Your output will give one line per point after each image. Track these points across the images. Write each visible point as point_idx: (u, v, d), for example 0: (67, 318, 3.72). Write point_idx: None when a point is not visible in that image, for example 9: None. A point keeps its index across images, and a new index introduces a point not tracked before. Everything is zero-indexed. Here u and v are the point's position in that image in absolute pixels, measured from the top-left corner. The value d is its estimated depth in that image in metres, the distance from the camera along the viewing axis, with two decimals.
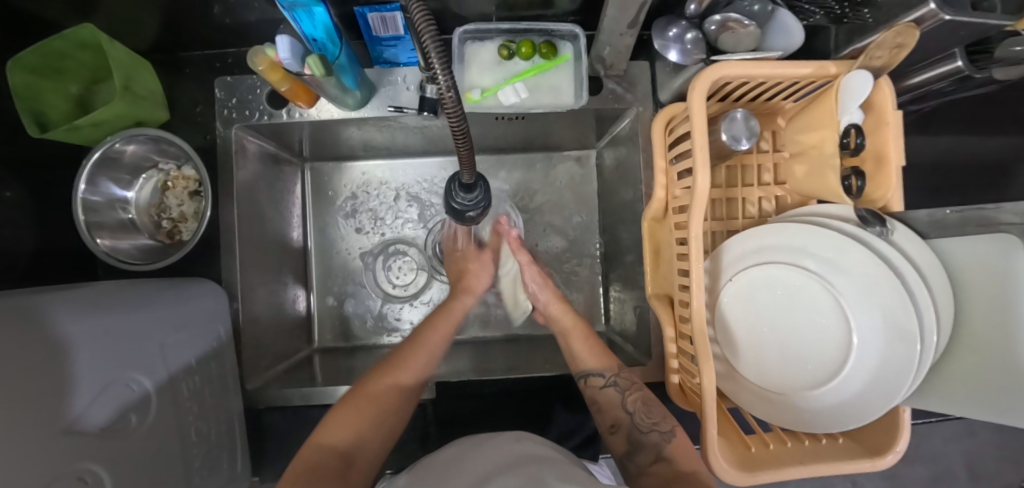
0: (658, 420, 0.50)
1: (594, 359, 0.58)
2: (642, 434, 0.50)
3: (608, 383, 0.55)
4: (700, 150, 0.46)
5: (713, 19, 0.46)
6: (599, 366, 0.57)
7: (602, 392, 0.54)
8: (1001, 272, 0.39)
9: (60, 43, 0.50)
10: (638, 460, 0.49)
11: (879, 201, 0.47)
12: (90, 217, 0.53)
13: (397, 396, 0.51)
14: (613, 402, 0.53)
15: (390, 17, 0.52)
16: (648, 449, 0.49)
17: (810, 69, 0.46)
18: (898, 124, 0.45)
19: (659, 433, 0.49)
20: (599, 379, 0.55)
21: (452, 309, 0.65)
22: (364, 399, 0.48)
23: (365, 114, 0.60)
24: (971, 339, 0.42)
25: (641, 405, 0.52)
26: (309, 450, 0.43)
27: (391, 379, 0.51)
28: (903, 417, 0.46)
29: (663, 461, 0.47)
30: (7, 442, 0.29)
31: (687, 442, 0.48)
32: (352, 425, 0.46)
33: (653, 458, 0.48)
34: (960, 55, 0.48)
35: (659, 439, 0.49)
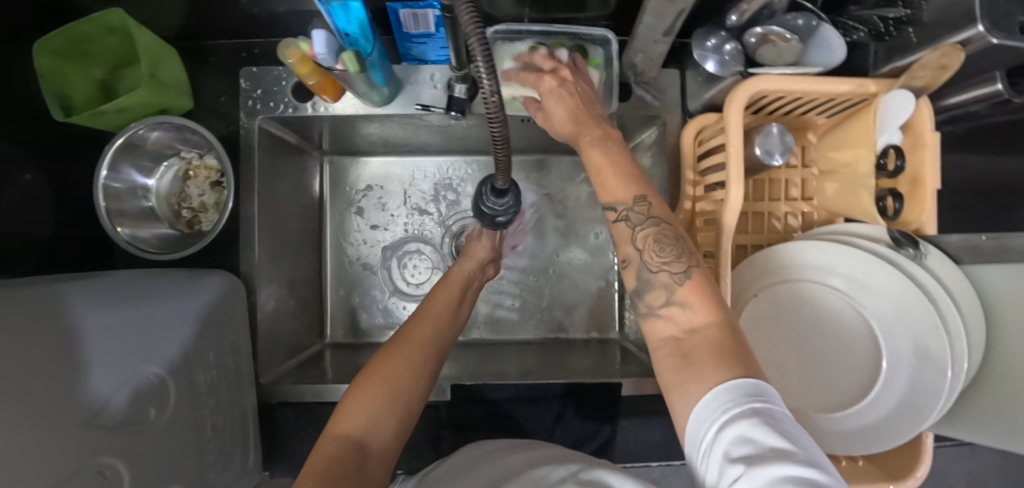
0: (671, 258, 0.38)
1: (621, 188, 0.42)
2: (650, 271, 0.39)
3: (620, 217, 0.42)
4: (733, 163, 0.45)
5: (754, 31, 0.46)
6: (611, 199, 0.42)
7: (613, 228, 0.43)
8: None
9: (87, 26, 0.49)
10: (648, 298, 0.39)
11: (913, 223, 0.46)
12: (111, 205, 0.53)
13: (409, 369, 0.46)
14: (625, 237, 0.41)
15: (422, 14, 0.51)
16: (654, 284, 0.38)
17: (849, 86, 0.45)
18: (937, 146, 0.44)
19: (670, 272, 0.38)
20: (611, 213, 0.43)
21: (452, 281, 0.61)
22: (372, 380, 0.44)
23: (391, 110, 0.59)
24: (1001, 370, 0.42)
25: (656, 241, 0.40)
26: (326, 441, 0.39)
27: (405, 355, 0.47)
28: (926, 442, 0.45)
29: (674, 305, 0.37)
30: (25, 437, 0.29)
31: (702, 281, 0.37)
32: (367, 407, 0.41)
33: (662, 300, 0.37)
34: (1001, 78, 0.46)
35: (668, 282, 0.38)
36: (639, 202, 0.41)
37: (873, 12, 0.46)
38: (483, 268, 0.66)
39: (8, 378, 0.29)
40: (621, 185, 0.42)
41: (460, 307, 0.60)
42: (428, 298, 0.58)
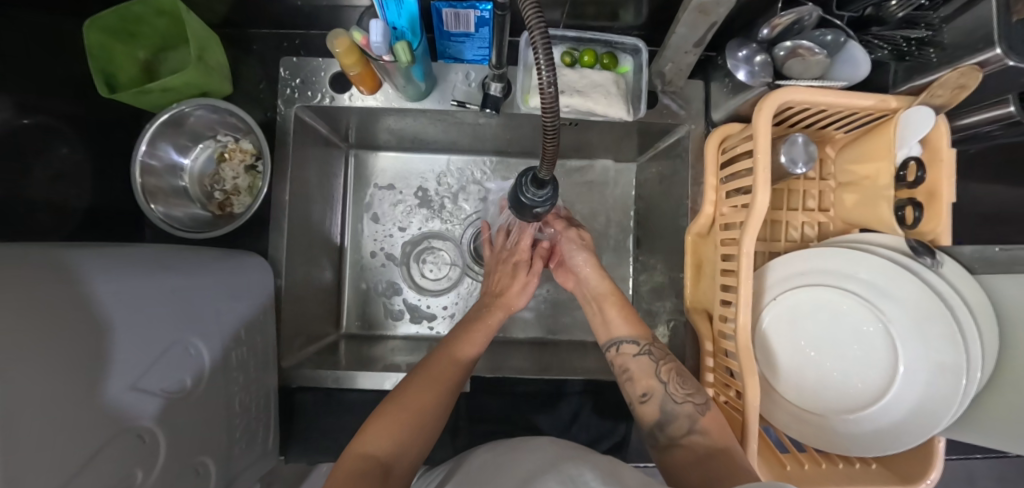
0: (692, 392, 0.49)
1: (626, 326, 0.57)
2: (673, 404, 0.49)
3: (641, 352, 0.54)
4: (762, 170, 0.47)
5: (783, 44, 0.48)
6: (632, 334, 0.56)
7: (630, 364, 0.54)
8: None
9: (139, 8, 0.51)
10: (670, 428, 0.48)
11: (927, 235, 0.49)
12: (148, 181, 0.54)
13: (436, 405, 0.46)
14: (647, 371, 0.52)
15: (464, 14, 0.53)
16: (681, 418, 0.48)
17: (873, 101, 0.47)
18: (952, 162, 0.46)
19: (693, 404, 0.48)
20: (633, 347, 0.55)
21: (487, 318, 0.60)
22: (402, 404, 0.45)
23: (425, 106, 0.61)
24: (1013, 374, 0.44)
25: (674, 375, 0.51)
26: (350, 459, 0.40)
27: (430, 388, 0.47)
28: (938, 448, 0.47)
29: (696, 434, 0.46)
30: (75, 393, 0.29)
31: (719, 422, 0.47)
32: (392, 431, 0.42)
33: (685, 430, 0.47)
34: (1014, 101, 0.50)
35: (691, 412, 0.48)
36: (649, 338, 0.55)
37: (897, 32, 0.49)
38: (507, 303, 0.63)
39: (68, 331, 0.29)
40: (624, 325, 0.58)
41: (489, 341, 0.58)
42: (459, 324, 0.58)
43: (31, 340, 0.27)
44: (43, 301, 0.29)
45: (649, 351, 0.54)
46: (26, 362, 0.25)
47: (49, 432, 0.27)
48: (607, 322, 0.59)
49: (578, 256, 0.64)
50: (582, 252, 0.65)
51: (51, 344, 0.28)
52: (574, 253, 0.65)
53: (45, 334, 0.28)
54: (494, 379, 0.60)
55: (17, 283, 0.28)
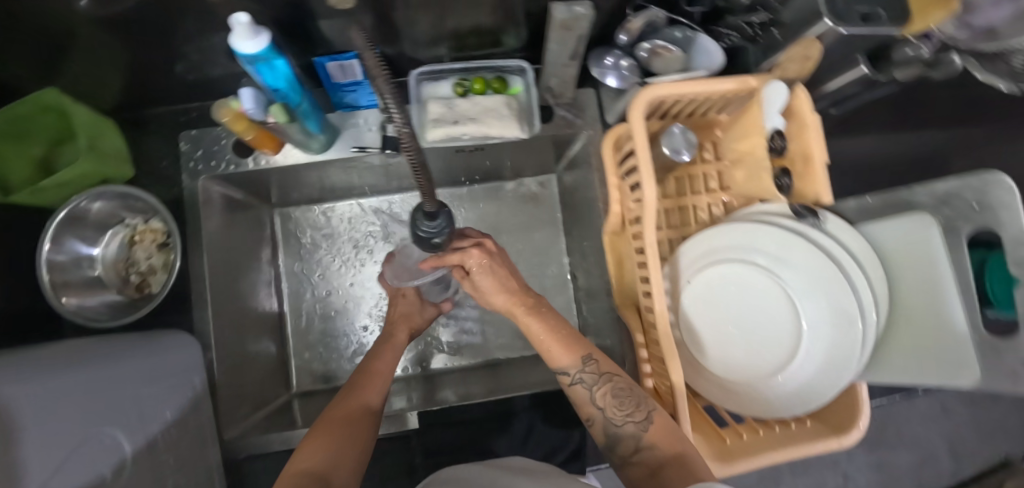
0: (631, 410, 0.46)
1: (561, 348, 0.50)
2: (615, 427, 0.46)
3: (576, 381, 0.50)
4: (645, 164, 0.50)
5: (643, 46, 0.52)
6: (565, 363, 0.50)
7: (573, 390, 0.50)
8: (925, 248, 0.44)
9: (24, 108, 0.52)
10: (621, 450, 0.46)
11: (811, 196, 0.52)
12: (55, 276, 0.53)
13: (366, 424, 0.47)
14: (585, 399, 0.49)
15: (349, 65, 0.56)
16: (628, 440, 0.46)
17: (732, 84, 0.51)
18: (818, 127, 0.50)
19: (634, 424, 0.45)
20: (567, 377, 0.50)
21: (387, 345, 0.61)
22: (324, 429, 0.45)
23: (330, 156, 0.62)
24: (910, 312, 0.47)
25: (609, 395, 0.48)
26: (286, 479, 0.39)
27: (358, 412, 0.48)
28: (861, 393, 0.49)
29: (643, 451, 0.44)
30: None
31: (666, 431, 0.44)
32: (325, 446, 0.43)
33: (632, 448, 0.45)
34: (864, 60, 0.53)
35: (636, 432, 0.45)
36: (585, 360, 0.50)
37: (743, 18, 0.52)
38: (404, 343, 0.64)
39: None
40: (563, 350, 0.50)
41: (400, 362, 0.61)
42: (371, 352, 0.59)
43: None
44: None
45: (580, 380, 0.49)
46: None
47: None
48: (546, 353, 0.51)
49: (492, 296, 0.53)
50: (496, 282, 0.52)
51: None
52: (491, 287, 0.53)
53: None
54: (443, 408, 0.61)
55: None
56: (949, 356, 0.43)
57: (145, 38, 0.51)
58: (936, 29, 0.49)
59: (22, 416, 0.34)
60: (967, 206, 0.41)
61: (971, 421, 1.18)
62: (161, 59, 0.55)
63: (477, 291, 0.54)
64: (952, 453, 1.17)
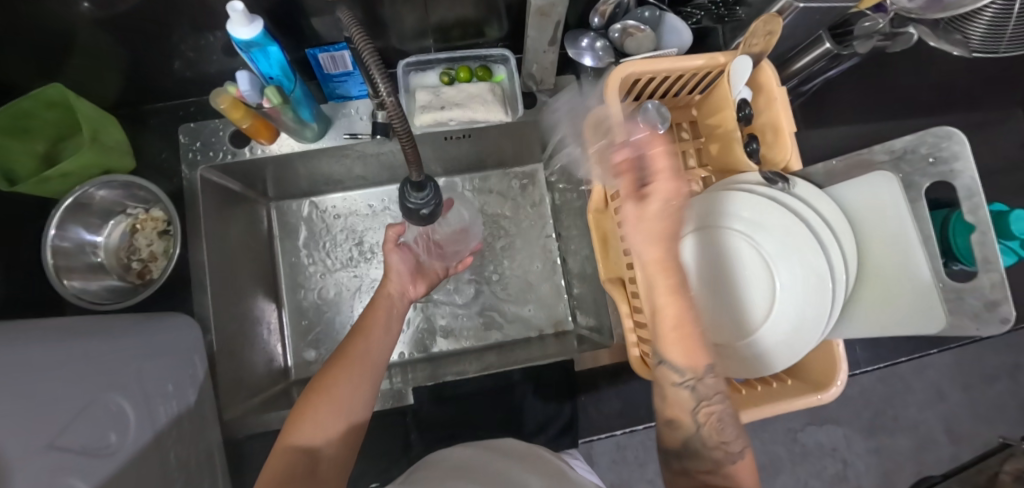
0: (730, 440, 0.40)
1: (687, 351, 0.40)
2: (703, 448, 0.40)
3: (684, 384, 0.41)
4: (620, 136, 0.51)
5: (615, 27, 0.55)
6: (682, 364, 0.40)
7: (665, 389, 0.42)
8: (890, 205, 0.46)
9: (27, 103, 0.54)
10: (688, 463, 0.41)
11: (781, 163, 0.54)
12: (59, 261, 0.55)
13: (358, 390, 0.48)
14: (683, 404, 0.41)
15: (340, 56, 0.59)
16: (704, 459, 0.40)
17: (702, 60, 0.54)
18: (784, 98, 0.52)
19: (726, 452, 0.40)
20: (676, 375, 0.40)
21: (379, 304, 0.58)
22: (325, 398, 0.45)
23: (324, 144, 0.65)
24: (875, 267, 0.50)
25: (714, 419, 0.41)
26: (279, 453, 0.42)
27: (348, 374, 0.48)
28: (837, 349, 0.51)
29: (721, 479, 0.39)
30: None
31: (751, 469, 0.40)
32: (318, 421, 0.44)
33: (710, 469, 0.40)
34: (826, 37, 0.57)
35: (720, 459, 0.40)
36: (704, 372, 0.41)
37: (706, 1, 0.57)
38: (406, 286, 0.63)
39: None
40: (689, 350, 0.40)
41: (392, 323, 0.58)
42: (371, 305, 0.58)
43: None
44: None
45: (694, 389, 0.40)
46: None
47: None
48: (659, 343, 0.41)
49: (636, 238, 0.40)
50: (660, 238, 0.39)
51: None
52: (652, 231, 0.39)
53: None
54: (437, 384, 0.62)
55: None
56: (914, 304, 0.46)
57: (144, 37, 0.54)
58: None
59: (29, 379, 0.36)
60: (921, 161, 0.44)
61: (967, 403, 1.18)
62: (159, 56, 0.58)
63: (632, 225, 0.40)
64: (950, 435, 1.17)
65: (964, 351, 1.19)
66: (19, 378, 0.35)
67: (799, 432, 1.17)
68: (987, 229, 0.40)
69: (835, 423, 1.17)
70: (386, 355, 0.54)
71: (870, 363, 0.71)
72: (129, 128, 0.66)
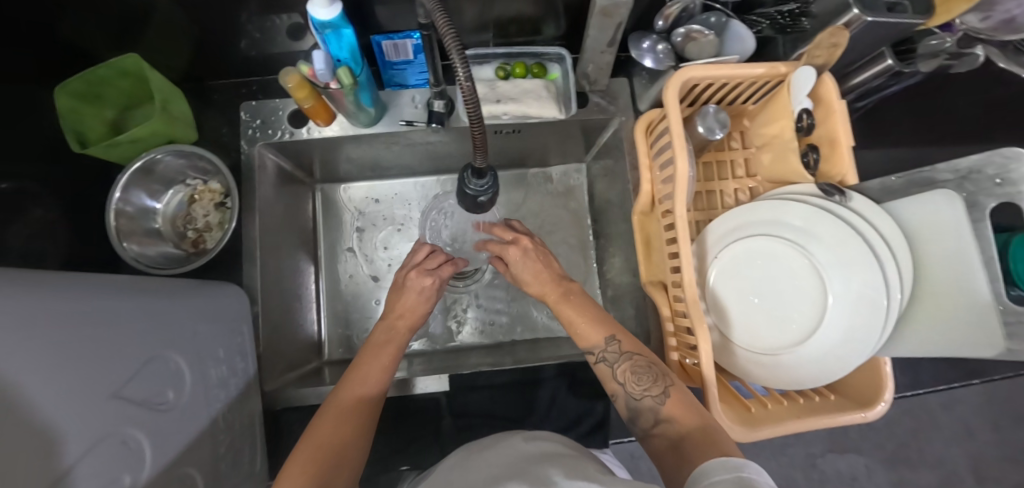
0: (648, 384, 0.47)
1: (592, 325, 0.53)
2: (637, 403, 0.48)
3: (600, 358, 0.52)
4: (678, 139, 0.52)
5: (678, 32, 0.56)
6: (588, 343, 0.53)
7: (596, 368, 0.53)
8: (953, 223, 0.45)
9: (104, 70, 0.56)
10: (641, 422, 0.47)
11: (836, 177, 0.54)
12: (122, 223, 0.57)
13: (343, 427, 0.46)
14: (608, 375, 0.51)
15: (402, 44, 0.61)
16: (646, 413, 0.47)
17: (763, 69, 0.54)
18: (845, 110, 0.51)
19: (652, 397, 0.47)
20: (592, 357, 0.53)
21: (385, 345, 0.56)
22: (307, 446, 0.44)
23: (377, 129, 0.66)
24: (934, 287, 0.49)
25: (632, 373, 0.49)
26: None
27: (335, 416, 0.47)
28: (885, 368, 0.50)
29: (662, 422, 0.45)
30: (70, 389, 0.32)
31: (683, 405, 0.45)
32: (303, 471, 0.42)
33: (652, 420, 0.46)
34: (888, 54, 0.56)
35: (653, 405, 0.46)
36: (608, 339, 0.52)
37: (774, 9, 0.56)
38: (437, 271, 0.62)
39: (60, 334, 0.33)
40: (592, 330, 0.53)
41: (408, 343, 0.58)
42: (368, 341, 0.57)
43: (32, 336, 0.30)
44: (42, 309, 0.32)
45: (604, 357, 0.51)
46: (15, 353, 0.28)
47: (52, 417, 0.30)
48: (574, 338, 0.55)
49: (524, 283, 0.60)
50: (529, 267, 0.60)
51: (50, 342, 0.32)
52: (528, 278, 0.60)
53: (42, 335, 0.31)
54: (472, 374, 0.62)
55: (21, 290, 0.32)
56: (978, 322, 0.44)
57: (220, 15, 0.56)
58: (959, 20, 0.55)
59: (104, 329, 0.38)
60: (986, 181, 0.44)
61: (995, 443, 1.14)
62: (230, 35, 0.60)
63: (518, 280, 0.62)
64: (975, 474, 1.14)
65: (997, 389, 1.15)
66: (96, 327, 0.37)
67: (818, 458, 1.14)
68: None
69: (857, 451, 1.15)
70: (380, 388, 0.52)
71: (910, 388, 0.69)
72: (193, 101, 0.68)
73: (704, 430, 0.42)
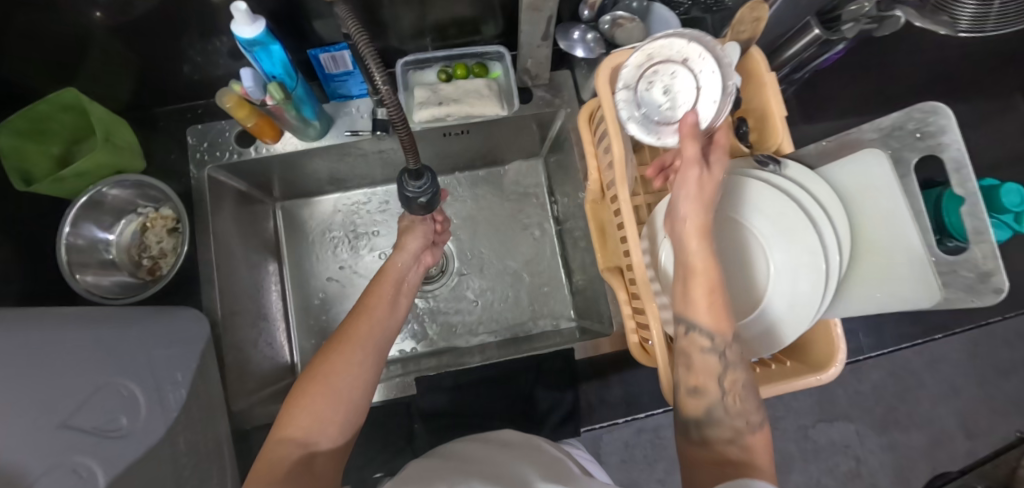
0: (750, 410, 0.42)
1: (722, 316, 0.41)
2: (725, 415, 0.42)
3: (712, 350, 0.42)
4: (613, 122, 0.52)
5: (605, 19, 0.57)
6: (711, 328, 0.41)
7: (693, 352, 0.42)
8: (882, 181, 0.46)
9: (44, 106, 0.56)
10: (708, 431, 0.42)
11: (773, 146, 0.55)
12: (73, 257, 0.57)
13: (360, 374, 0.48)
14: (711, 370, 0.42)
15: (340, 56, 0.61)
16: (725, 428, 0.42)
17: (691, 49, 0.55)
18: (774, 82, 0.53)
19: (744, 421, 0.42)
20: (705, 339, 0.41)
21: (386, 276, 0.59)
22: (316, 386, 0.45)
23: (326, 142, 0.67)
24: (870, 247, 0.50)
25: (737, 389, 0.42)
26: (273, 446, 0.43)
27: (348, 357, 0.48)
28: (836, 330, 0.51)
29: (738, 448, 0.41)
30: (5, 423, 0.32)
31: (765, 445, 0.42)
32: (313, 414, 0.44)
33: (727, 439, 0.41)
34: (815, 24, 0.57)
35: (739, 428, 0.42)
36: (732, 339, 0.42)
37: None
38: (418, 257, 0.64)
39: None
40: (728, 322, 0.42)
41: (399, 298, 0.58)
42: (373, 281, 0.58)
43: None
44: None
45: (722, 354, 0.41)
46: None
47: None
48: (688, 299, 0.42)
49: (688, 199, 0.42)
50: (703, 201, 0.42)
51: None
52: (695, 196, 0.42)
53: None
54: (439, 375, 0.63)
55: None
56: (911, 277, 0.45)
57: (155, 43, 0.56)
58: None
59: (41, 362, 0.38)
60: (908, 136, 0.45)
61: (980, 398, 1.16)
62: (168, 61, 0.60)
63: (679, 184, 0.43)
64: (964, 430, 1.15)
65: (976, 344, 1.17)
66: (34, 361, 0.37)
67: (810, 429, 1.15)
68: (976, 200, 0.40)
69: (847, 419, 1.15)
70: (388, 333, 0.54)
71: (874, 348, 0.70)
72: (141, 130, 0.69)
73: (774, 478, 0.40)
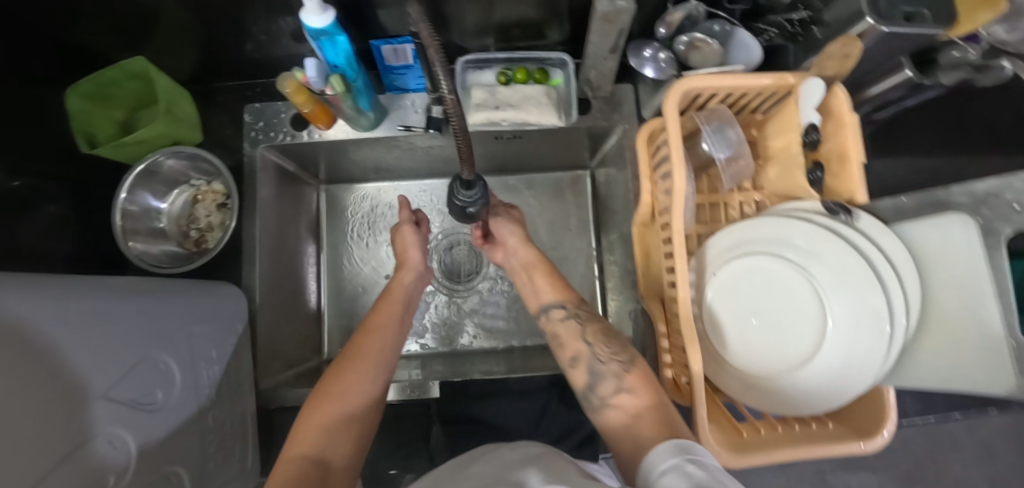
0: (617, 351, 0.49)
1: (556, 293, 0.59)
2: (600, 367, 0.48)
3: (568, 317, 0.55)
4: (676, 151, 0.50)
5: (681, 40, 0.55)
6: (557, 299, 0.58)
7: (560, 329, 0.55)
8: (966, 251, 0.42)
9: (113, 72, 0.57)
10: (600, 390, 0.47)
11: (845, 194, 0.51)
12: (127, 223, 0.59)
13: (364, 391, 0.48)
14: (574, 337, 0.53)
15: (401, 49, 0.60)
16: (607, 379, 0.47)
17: (770, 80, 0.52)
18: (857, 124, 0.49)
19: (620, 361, 0.48)
20: (561, 312, 0.56)
21: (392, 295, 0.61)
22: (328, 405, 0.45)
23: (378, 133, 0.67)
24: (944, 317, 0.46)
25: (601, 340, 0.51)
26: (286, 464, 0.41)
27: (357, 375, 0.49)
28: (888, 397, 0.48)
29: (624, 393, 0.45)
30: (57, 392, 0.33)
31: (645, 379, 0.46)
32: (322, 432, 0.43)
33: (613, 389, 0.46)
34: (908, 65, 0.52)
35: (618, 372, 0.47)
36: (575, 303, 0.57)
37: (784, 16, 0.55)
38: (423, 273, 0.65)
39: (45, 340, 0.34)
40: (561, 292, 0.59)
41: (407, 317, 0.61)
42: (377, 302, 0.60)
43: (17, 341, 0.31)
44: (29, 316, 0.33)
45: (573, 313, 0.55)
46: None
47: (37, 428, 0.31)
48: (538, 293, 0.61)
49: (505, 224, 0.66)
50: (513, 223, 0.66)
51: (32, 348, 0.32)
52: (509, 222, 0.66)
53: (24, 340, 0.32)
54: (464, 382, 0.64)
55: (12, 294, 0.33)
56: (992, 357, 0.40)
57: (224, 19, 0.56)
58: (985, 30, 0.50)
59: (86, 326, 0.38)
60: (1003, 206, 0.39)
61: (1019, 469, 1.09)
62: (234, 38, 0.61)
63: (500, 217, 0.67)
64: None
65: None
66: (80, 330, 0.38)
67: (828, 476, 1.10)
68: None
69: (869, 470, 1.10)
70: (395, 352, 0.55)
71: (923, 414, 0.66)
72: (200, 103, 0.70)
73: (667, 405, 0.43)
